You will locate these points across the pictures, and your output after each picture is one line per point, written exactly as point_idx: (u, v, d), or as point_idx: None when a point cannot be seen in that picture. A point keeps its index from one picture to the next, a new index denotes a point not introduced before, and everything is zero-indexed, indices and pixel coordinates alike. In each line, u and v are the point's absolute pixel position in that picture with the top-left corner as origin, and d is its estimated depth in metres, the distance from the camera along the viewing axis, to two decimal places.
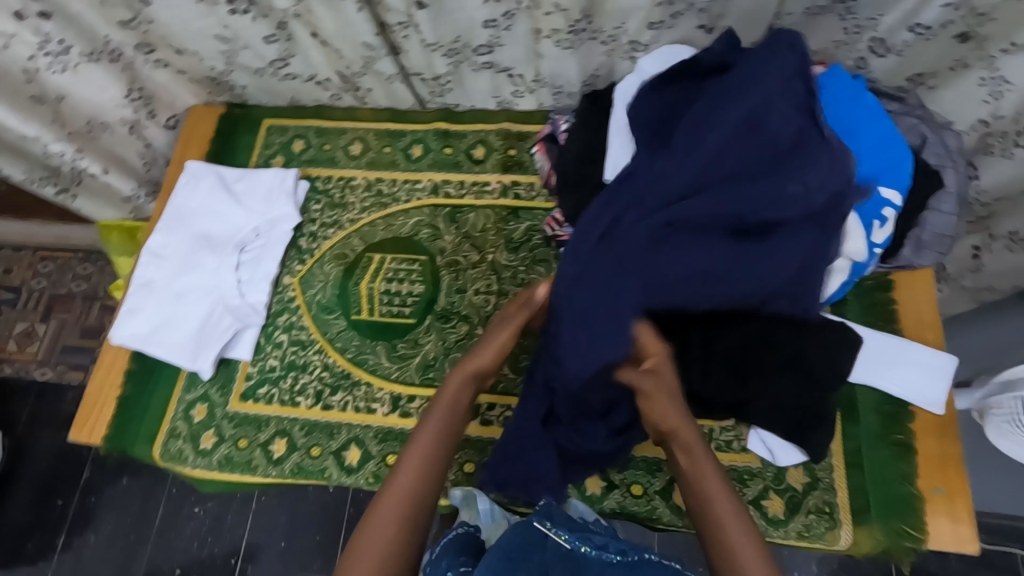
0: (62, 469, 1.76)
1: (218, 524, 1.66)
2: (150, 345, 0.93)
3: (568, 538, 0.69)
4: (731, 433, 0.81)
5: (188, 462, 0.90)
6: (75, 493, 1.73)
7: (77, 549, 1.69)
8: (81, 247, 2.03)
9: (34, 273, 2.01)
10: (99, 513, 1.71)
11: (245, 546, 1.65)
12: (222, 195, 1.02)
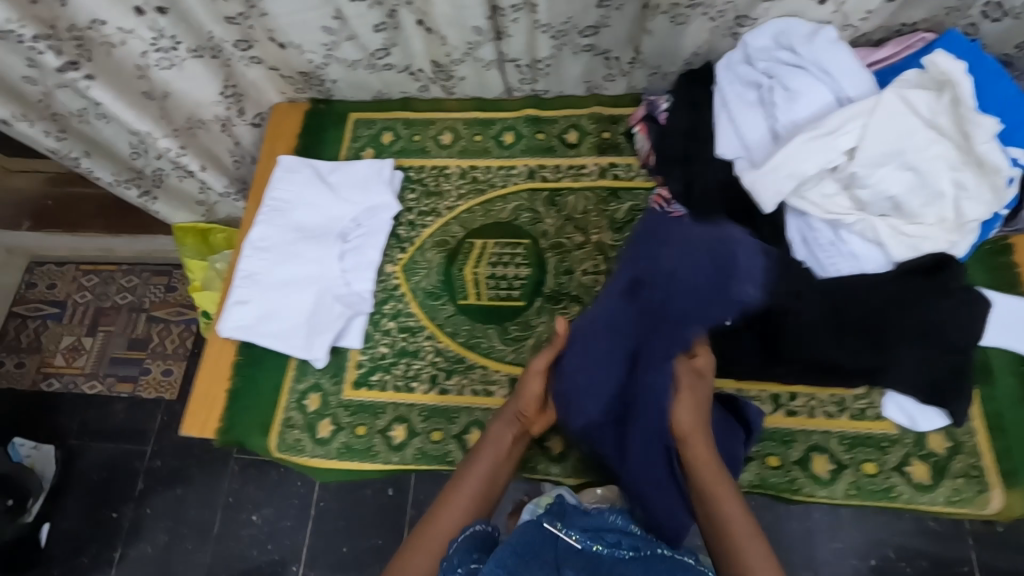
0: (115, 480, 1.75)
1: (276, 531, 1.63)
2: (263, 337, 0.93)
3: (579, 538, 0.68)
4: (865, 401, 0.81)
5: (306, 452, 0.89)
6: (129, 504, 1.72)
7: (133, 560, 1.67)
8: (124, 260, 1.98)
9: (78, 287, 1.98)
10: (155, 522, 1.69)
11: (304, 553, 1.61)
12: (320, 186, 1.03)
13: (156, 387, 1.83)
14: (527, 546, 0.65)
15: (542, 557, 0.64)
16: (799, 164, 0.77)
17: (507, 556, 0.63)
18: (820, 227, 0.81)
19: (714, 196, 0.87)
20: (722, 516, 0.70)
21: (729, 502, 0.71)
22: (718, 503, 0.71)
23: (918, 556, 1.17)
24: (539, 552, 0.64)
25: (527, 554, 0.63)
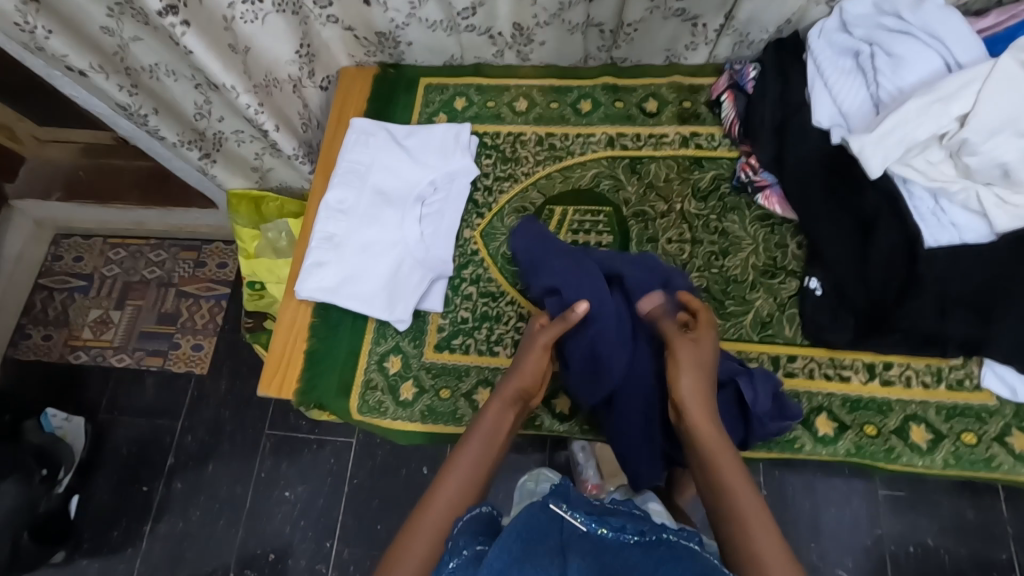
0: (146, 455, 1.73)
1: (311, 507, 1.63)
2: (345, 298, 0.92)
3: (584, 520, 0.60)
4: (962, 371, 0.80)
5: (389, 413, 0.88)
6: (160, 479, 1.70)
7: (164, 534, 1.66)
8: (154, 235, 1.96)
9: (106, 261, 1.95)
10: (187, 498, 1.68)
11: (339, 530, 1.60)
12: (397, 149, 1.01)
13: (187, 362, 1.81)
14: (528, 529, 0.58)
15: (547, 542, 0.57)
16: (908, 131, 0.76)
17: (509, 542, 0.55)
18: (921, 195, 0.80)
19: (810, 165, 0.86)
20: (730, 491, 0.65)
21: (738, 474, 0.66)
22: (723, 475, 0.66)
23: (970, 540, 1.17)
24: (541, 537, 0.57)
25: (531, 539, 0.56)
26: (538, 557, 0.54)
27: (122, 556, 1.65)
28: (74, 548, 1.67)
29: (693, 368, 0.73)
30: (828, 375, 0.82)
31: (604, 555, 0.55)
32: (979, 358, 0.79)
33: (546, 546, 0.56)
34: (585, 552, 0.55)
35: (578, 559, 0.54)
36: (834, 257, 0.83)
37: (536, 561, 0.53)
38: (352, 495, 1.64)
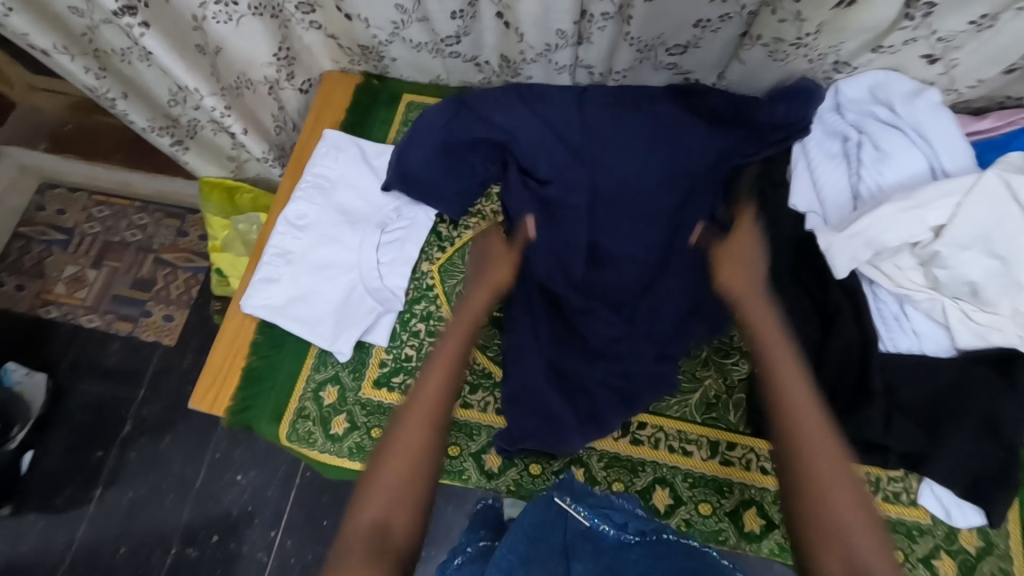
0: (104, 419, 1.72)
1: (261, 494, 1.62)
2: (289, 320, 0.90)
3: (587, 515, 0.68)
4: (900, 484, 0.78)
5: (317, 446, 0.86)
6: (115, 445, 1.69)
7: (112, 502, 1.65)
8: (139, 197, 1.92)
9: (89, 217, 1.92)
10: (139, 468, 1.67)
11: (285, 519, 1.60)
12: (366, 172, 0.98)
13: (157, 332, 1.79)
14: (533, 527, 0.66)
15: (551, 540, 0.65)
16: (880, 234, 0.72)
17: (517, 541, 0.63)
18: (886, 299, 0.78)
19: (779, 249, 0.83)
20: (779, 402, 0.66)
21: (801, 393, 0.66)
22: (807, 427, 0.64)
23: None
24: (544, 536, 0.65)
25: (537, 536, 0.65)
26: (543, 559, 0.62)
27: (68, 518, 1.64)
28: (21, 503, 1.66)
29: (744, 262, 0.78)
30: (765, 469, 0.81)
31: (604, 553, 0.63)
32: (919, 475, 0.77)
33: (551, 544, 0.64)
34: (587, 552, 0.63)
35: (581, 561, 0.61)
36: None
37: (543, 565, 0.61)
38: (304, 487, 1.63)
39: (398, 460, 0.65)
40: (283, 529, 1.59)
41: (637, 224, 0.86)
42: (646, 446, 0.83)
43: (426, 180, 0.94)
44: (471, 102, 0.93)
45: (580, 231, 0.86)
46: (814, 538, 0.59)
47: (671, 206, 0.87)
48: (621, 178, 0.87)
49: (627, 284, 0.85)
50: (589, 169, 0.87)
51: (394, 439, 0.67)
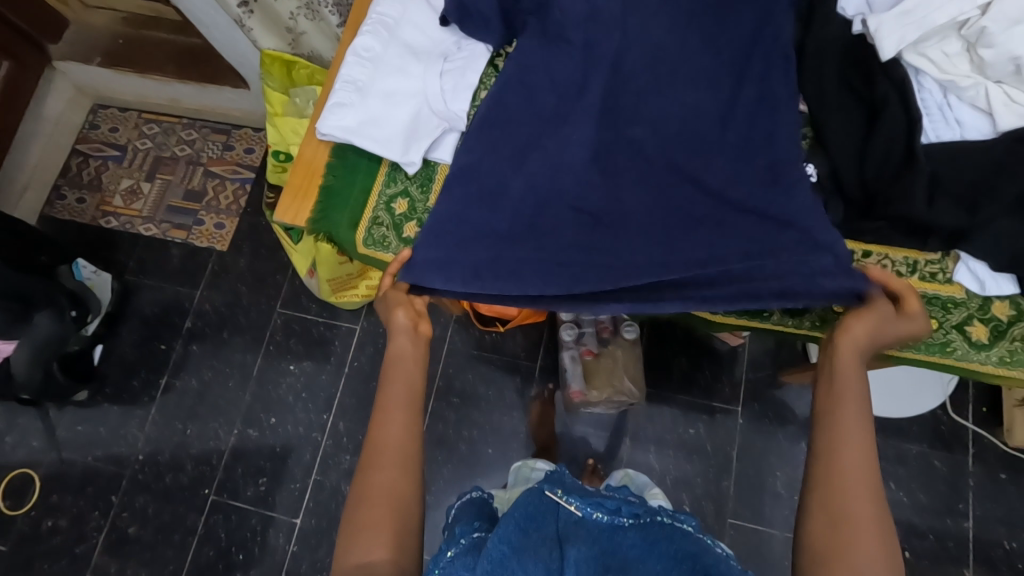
0: (167, 317, 1.83)
1: (314, 382, 1.73)
2: (362, 138, 0.96)
3: (579, 506, 0.77)
4: (937, 266, 0.83)
5: (392, 248, 0.96)
6: (177, 339, 1.81)
7: (178, 391, 1.76)
8: (187, 113, 2.02)
9: (140, 134, 2.02)
10: (200, 359, 1.78)
11: (338, 404, 1.70)
12: (427, 8, 1.03)
13: (211, 239, 1.89)
14: (528, 519, 0.74)
15: (546, 529, 0.74)
16: (928, 13, 0.77)
17: (511, 530, 0.72)
18: (932, 87, 0.82)
19: (830, 54, 0.87)
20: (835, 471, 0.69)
21: (855, 469, 0.69)
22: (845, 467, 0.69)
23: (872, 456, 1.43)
24: (538, 526, 0.73)
25: (529, 526, 0.73)
26: (538, 544, 0.70)
27: (138, 405, 1.75)
28: (94, 393, 1.77)
29: (879, 332, 0.78)
30: None
31: (595, 538, 0.73)
32: (956, 255, 0.82)
33: (545, 530, 0.73)
34: (580, 537, 0.72)
35: (573, 546, 0.70)
36: (833, 141, 0.85)
37: (534, 549, 0.69)
38: (353, 376, 1.73)
39: (376, 504, 0.74)
40: (336, 413, 1.70)
41: (699, 82, 0.90)
42: None
43: (481, 10, 0.97)
44: None
45: (599, 108, 0.91)
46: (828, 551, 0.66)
47: (740, 54, 0.90)
48: (663, 34, 0.92)
49: (695, 126, 0.88)
50: (615, 28, 0.93)
51: (370, 476, 0.76)
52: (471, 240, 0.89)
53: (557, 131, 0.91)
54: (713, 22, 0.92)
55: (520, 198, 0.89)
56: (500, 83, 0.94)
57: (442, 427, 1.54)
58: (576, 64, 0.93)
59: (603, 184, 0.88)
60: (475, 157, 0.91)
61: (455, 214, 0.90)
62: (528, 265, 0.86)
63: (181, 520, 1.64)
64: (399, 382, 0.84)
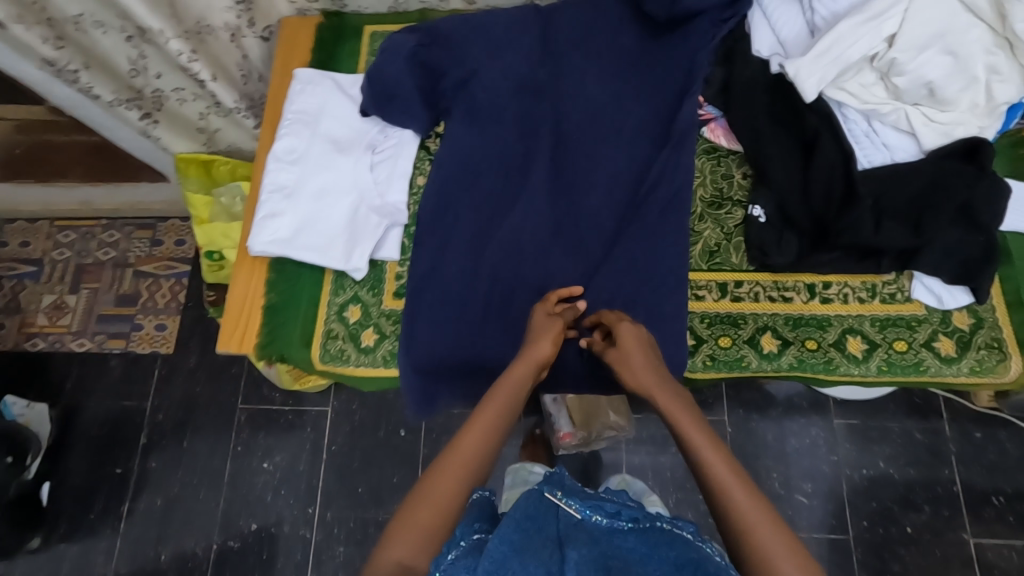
0: (119, 434, 1.62)
1: (292, 474, 1.56)
2: (300, 250, 0.90)
3: (579, 508, 0.65)
4: (894, 286, 0.85)
5: (352, 361, 0.89)
6: (134, 457, 1.60)
7: (144, 512, 1.56)
8: (104, 214, 1.84)
9: (55, 244, 1.82)
10: (164, 472, 1.58)
11: (321, 493, 1.54)
12: (346, 99, 0.99)
13: (152, 342, 1.71)
14: (528, 519, 0.62)
15: (546, 531, 0.61)
16: (842, 51, 0.79)
17: (510, 532, 0.59)
18: (855, 117, 0.84)
19: (755, 93, 0.88)
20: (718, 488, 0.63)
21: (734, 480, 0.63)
22: (729, 487, 0.63)
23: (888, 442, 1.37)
24: (537, 529, 0.61)
25: (530, 527, 0.61)
26: (537, 548, 0.58)
27: (100, 538, 1.54)
28: (47, 535, 1.55)
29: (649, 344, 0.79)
30: (772, 297, 0.86)
31: (596, 542, 0.60)
32: (909, 273, 0.85)
33: (544, 534, 0.61)
34: (580, 540, 0.60)
35: (574, 551, 0.58)
36: (776, 181, 0.86)
37: (534, 552, 0.57)
38: (333, 460, 1.58)
39: (423, 510, 0.66)
40: (320, 503, 1.54)
41: (630, 144, 0.92)
42: (748, 300, 0.86)
43: (403, 96, 0.93)
44: (441, 37, 0.96)
45: (540, 185, 0.91)
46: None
47: (666, 110, 0.93)
48: (589, 102, 0.94)
49: (635, 186, 0.91)
50: (543, 98, 0.94)
51: (437, 476, 0.68)
52: (455, 348, 0.87)
53: (509, 219, 0.90)
54: (637, 83, 0.94)
55: (489, 296, 0.88)
56: (438, 176, 0.92)
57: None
58: (512, 141, 0.93)
59: (570, 263, 0.89)
60: (434, 262, 0.89)
61: (432, 323, 0.87)
62: (505, 358, 0.87)
63: None
64: (499, 402, 0.75)
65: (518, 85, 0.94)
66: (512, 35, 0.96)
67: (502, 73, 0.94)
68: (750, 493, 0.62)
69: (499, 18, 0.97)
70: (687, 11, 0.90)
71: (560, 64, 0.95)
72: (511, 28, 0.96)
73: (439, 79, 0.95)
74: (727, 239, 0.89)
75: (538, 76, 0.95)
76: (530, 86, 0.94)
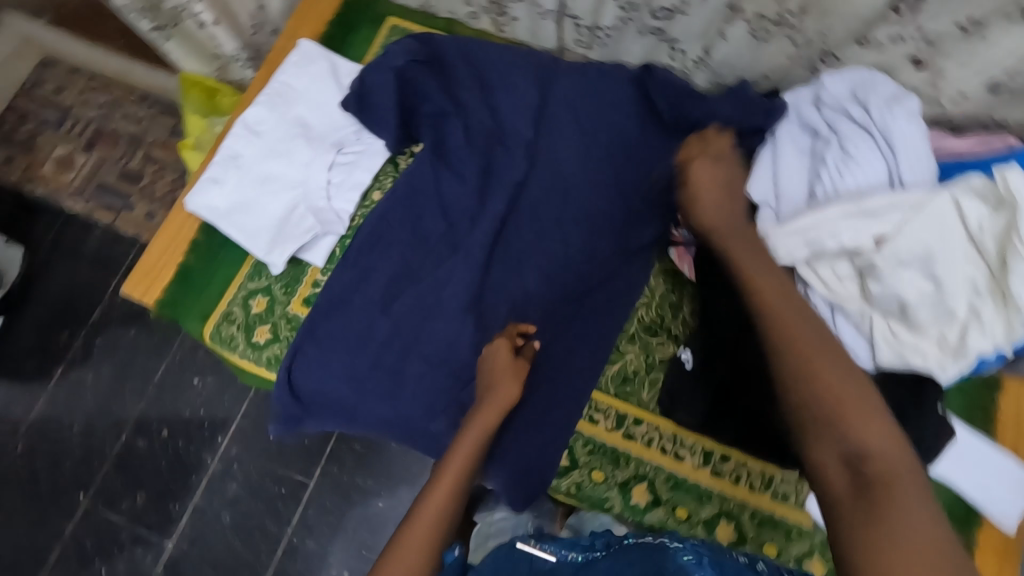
0: (77, 297, 1.40)
1: (218, 401, 1.31)
2: (228, 226, 0.88)
3: (553, 551, 0.62)
4: (791, 486, 0.79)
5: (237, 350, 0.87)
6: (84, 328, 1.38)
7: (75, 384, 1.35)
8: (140, 89, 1.52)
9: (86, 99, 1.52)
10: (103, 353, 1.36)
11: (237, 429, 1.29)
12: (334, 87, 0.94)
13: (138, 229, 1.44)
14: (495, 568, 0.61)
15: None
16: (819, 235, 0.72)
17: None
18: (821, 304, 0.74)
19: None
20: (813, 382, 0.57)
21: (838, 377, 0.57)
22: (835, 387, 0.57)
23: None
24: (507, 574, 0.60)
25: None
26: None
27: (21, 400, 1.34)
28: None
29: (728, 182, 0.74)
30: (664, 449, 0.81)
31: None
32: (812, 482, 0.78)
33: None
34: None
35: None
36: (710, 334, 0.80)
37: None
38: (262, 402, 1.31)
39: None
40: (231, 437, 1.29)
41: (598, 236, 0.86)
42: (638, 442, 0.82)
43: (382, 106, 0.89)
44: (443, 57, 0.90)
45: (483, 239, 0.85)
46: (810, 435, 0.57)
47: (640, 213, 0.86)
48: (569, 176, 0.87)
49: (579, 282, 0.85)
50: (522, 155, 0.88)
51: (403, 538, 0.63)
52: (332, 381, 0.83)
53: (437, 273, 0.84)
54: (626, 174, 0.88)
55: (385, 341, 0.83)
56: (385, 202, 0.88)
57: (338, 475, 1.25)
58: (472, 189, 0.88)
59: (473, 338, 0.82)
60: (348, 284, 0.86)
61: (321, 347, 0.84)
62: (377, 411, 0.82)
63: (34, 542, 1.25)
64: (461, 460, 0.69)
65: (500, 138, 0.89)
66: (516, 80, 0.90)
67: (491, 115, 0.90)
68: (850, 384, 0.57)
69: (507, 56, 0.91)
70: (692, 122, 0.85)
71: (545, 124, 0.89)
72: (521, 71, 0.90)
73: (420, 101, 0.91)
74: (645, 371, 0.84)
75: (518, 137, 0.89)
76: (510, 143, 0.89)
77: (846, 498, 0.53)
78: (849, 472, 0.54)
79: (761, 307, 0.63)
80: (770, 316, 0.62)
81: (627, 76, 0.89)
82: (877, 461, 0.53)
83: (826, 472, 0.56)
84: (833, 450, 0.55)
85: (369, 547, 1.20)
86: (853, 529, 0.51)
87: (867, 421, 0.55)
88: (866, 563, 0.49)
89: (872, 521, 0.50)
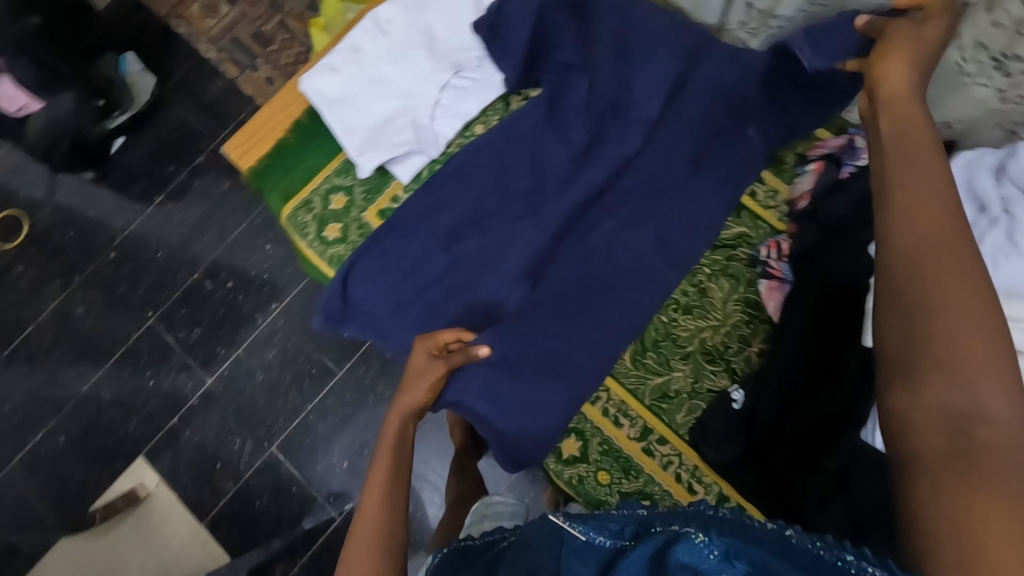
0: (185, 137, 1.44)
1: (281, 273, 1.36)
2: (332, 116, 0.88)
3: (582, 528, 0.48)
4: None
5: (307, 238, 0.89)
6: (185, 167, 1.42)
7: (168, 216, 1.41)
8: None
9: None
10: (196, 195, 1.41)
11: (293, 303, 1.34)
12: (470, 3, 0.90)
13: (256, 90, 1.45)
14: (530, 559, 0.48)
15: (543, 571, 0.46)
16: None
17: None
18: None
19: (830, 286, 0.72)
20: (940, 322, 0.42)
21: (971, 320, 0.42)
22: (965, 324, 0.42)
23: None
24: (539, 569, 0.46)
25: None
26: None
27: (117, 216, 1.41)
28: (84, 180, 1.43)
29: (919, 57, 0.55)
30: (680, 477, 0.78)
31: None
32: None
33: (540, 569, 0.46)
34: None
35: None
36: (773, 385, 0.73)
37: None
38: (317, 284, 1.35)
39: None
40: (284, 306, 1.35)
41: (685, 243, 0.80)
42: (656, 461, 0.79)
43: (509, 40, 0.83)
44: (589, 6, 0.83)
45: (564, 209, 0.80)
46: (901, 371, 0.44)
47: None
48: (679, 171, 0.80)
49: (649, 284, 0.80)
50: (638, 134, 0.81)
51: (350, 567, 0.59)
52: (383, 298, 0.84)
53: (511, 226, 0.81)
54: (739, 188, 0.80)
55: (440, 276, 0.83)
56: (485, 139, 0.85)
57: (366, 373, 1.30)
58: (573, 152, 0.82)
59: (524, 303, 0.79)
60: (425, 209, 0.85)
61: (379, 260, 0.84)
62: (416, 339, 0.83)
63: (101, 341, 1.35)
64: (382, 473, 0.65)
65: (620, 108, 0.82)
66: (659, 50, 0.82)
67: (618, 81, 0.83)
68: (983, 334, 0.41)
69: (659, 23, 0.83)
70: None
71: (671, 109, 0.81)
72: (665, 42, 0.82)
73: (551, 46, 0.84)
74: (689, 394, 0.79)
75: (643, 112, 0.81)
76: (629, 115, 0.82)
77: (936, 463, 0.41)
78: (947, 427, 0.41)
79: (896, 220, 0.46)
80: (905, 232, 0.46)
81: (780, 81, 0.79)
82: (997, 425, 0.40)
83: (913, 422, 0.43)
84: (931, 398, 0.42)
85: (369, 447, 1.28)
86: (933, 491, 0.40)
87: (996, 375, 0.41)
88: (952, 534, 0.38)
89: (973, 481, 0.39)
